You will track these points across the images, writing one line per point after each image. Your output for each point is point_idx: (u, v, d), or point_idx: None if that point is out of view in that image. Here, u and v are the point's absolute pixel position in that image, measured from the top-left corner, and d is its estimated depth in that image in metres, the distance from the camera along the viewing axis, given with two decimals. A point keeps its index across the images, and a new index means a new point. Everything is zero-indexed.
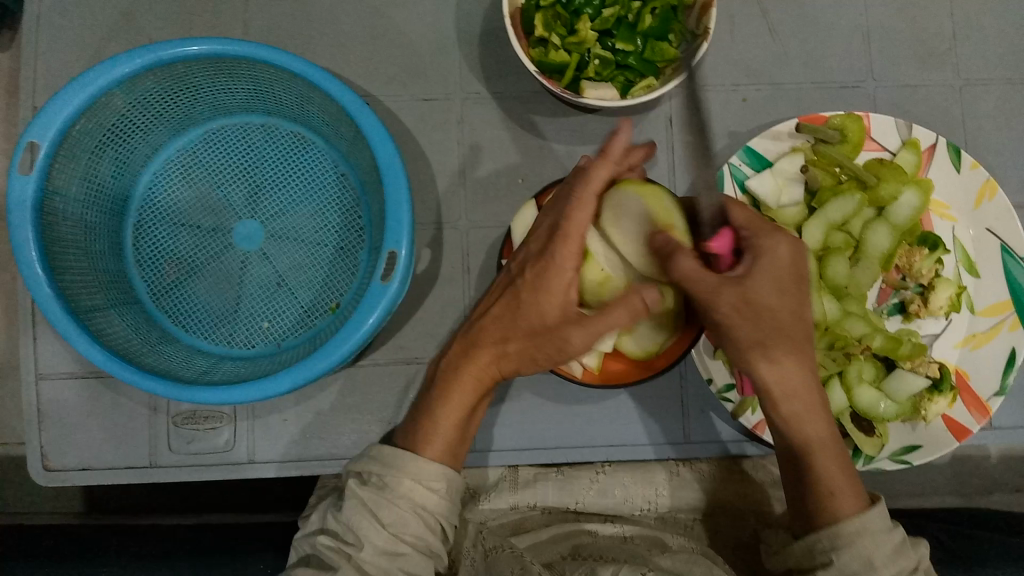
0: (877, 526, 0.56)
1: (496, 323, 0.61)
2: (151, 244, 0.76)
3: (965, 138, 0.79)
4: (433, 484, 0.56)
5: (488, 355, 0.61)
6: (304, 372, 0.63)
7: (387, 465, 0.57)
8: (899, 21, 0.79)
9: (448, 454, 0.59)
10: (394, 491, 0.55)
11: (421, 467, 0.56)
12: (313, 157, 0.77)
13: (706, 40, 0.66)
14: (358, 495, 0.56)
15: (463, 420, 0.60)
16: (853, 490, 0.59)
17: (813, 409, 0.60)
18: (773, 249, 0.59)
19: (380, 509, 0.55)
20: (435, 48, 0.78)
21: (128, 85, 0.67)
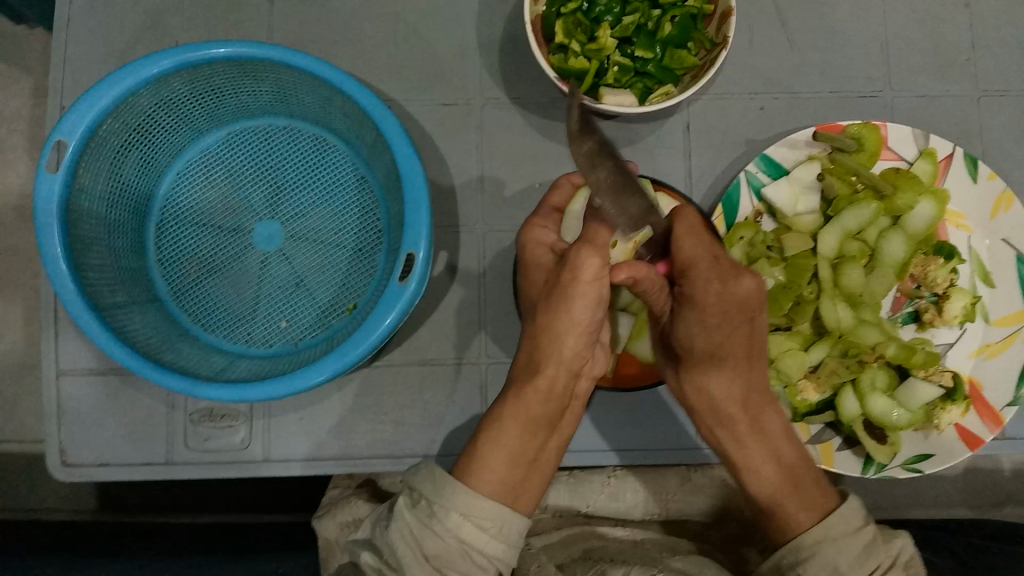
0: (837, 532, 0.57)
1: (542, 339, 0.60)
2: (172, 243, 0.77)
3: (981, 148, 0.79)
4: (483, 521, 0.56)
5: (545, 372, 0.60)
6: (329, 367, 0.64)
7: (437, 491, 0.57)
8: (918, 31, 0.80)
9: (504, 483, 0.58)
10: (442, 523, 0.55)
11: (473, 505, 0.56)
12: (333, 159, 0.78)
13: (725, 48, 0.68)
14: (406, 519, 0.56)
15: (520, 451, 0.60)
16: (804, 506, 0.60)
17: (753, 430, 0.63)
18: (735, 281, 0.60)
19: (425, 539, 0.55)
20: (455, 53, 0.79)
21: (154, 85, 0.68)
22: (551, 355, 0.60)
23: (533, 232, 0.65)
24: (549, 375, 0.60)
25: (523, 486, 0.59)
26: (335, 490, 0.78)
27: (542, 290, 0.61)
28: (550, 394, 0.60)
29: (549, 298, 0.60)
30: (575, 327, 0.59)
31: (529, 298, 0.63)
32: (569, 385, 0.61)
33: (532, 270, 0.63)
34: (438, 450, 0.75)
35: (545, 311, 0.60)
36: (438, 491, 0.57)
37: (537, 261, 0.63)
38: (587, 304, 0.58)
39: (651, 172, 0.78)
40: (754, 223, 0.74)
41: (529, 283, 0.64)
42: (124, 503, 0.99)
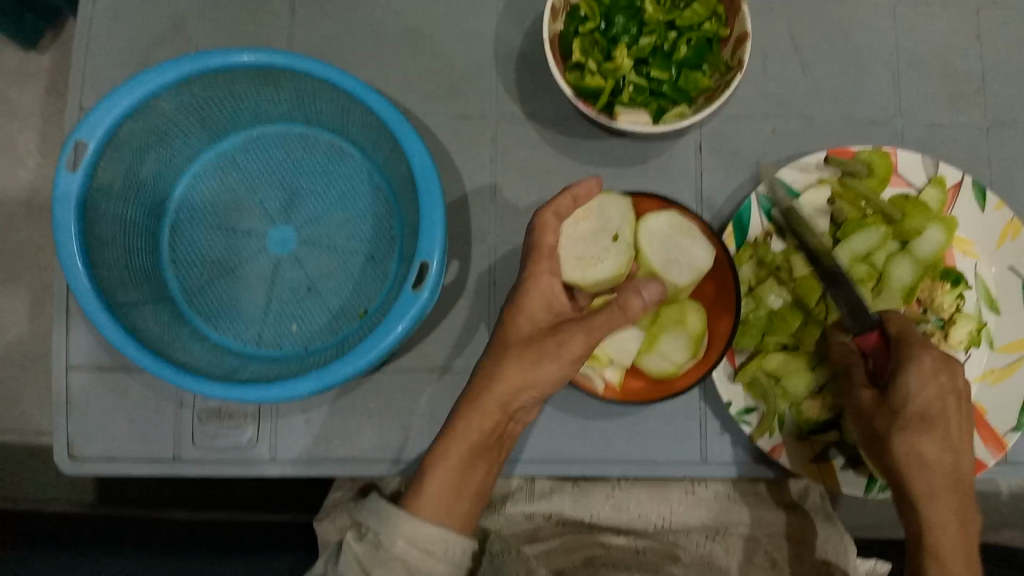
0: None
1: (496, 382, 0.61)
2: (186, 244, 0.78)
3: (990, 177, 0.80)
4: (432, 547, 0.60)
5: (490, 408, 0.62)
6: (311, 384, 0.64)
7: (383, 522, 0.61)
8: (929, 60, 0.81)
9: (445, 510, 0.62)
10: (390, 552, 0.60)
11: (418, 533, 0.60)
12: (349, 167, 0.79)
13: (739, 72, 0.69)
14: (353, 551, 0.61)
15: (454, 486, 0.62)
16: None
17: (948, 494, 0.62)
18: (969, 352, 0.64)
19: (374, 566, 0.59)
20: (473, 66, 0.80)
21: (175, 88, 0.69)
22: (506, 393, 0.61)
23: (537, 275, 0.63)
24: (492, 417, 0.62)
25: (459, 516, 0.62)
26: (338, 491, 0.78)
27: (523, 340, 0.62)
28: (491, 435, 0.63)
29: (526, 351, 0.61)
30: (530, 386, 0.61)
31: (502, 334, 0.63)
32: (507, 423, 0.64)
33: (513, 311, 0.63)
34: None
35: (516, 359, 0.61)
36: (385, 522, 0.61)
37: (529, 307, 0.62)
38: (553, 374, 0.60)
39: (663, 190, 0.78)
40: (764, 243, 0.74)
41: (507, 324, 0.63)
42: (123, 501, 0.99)
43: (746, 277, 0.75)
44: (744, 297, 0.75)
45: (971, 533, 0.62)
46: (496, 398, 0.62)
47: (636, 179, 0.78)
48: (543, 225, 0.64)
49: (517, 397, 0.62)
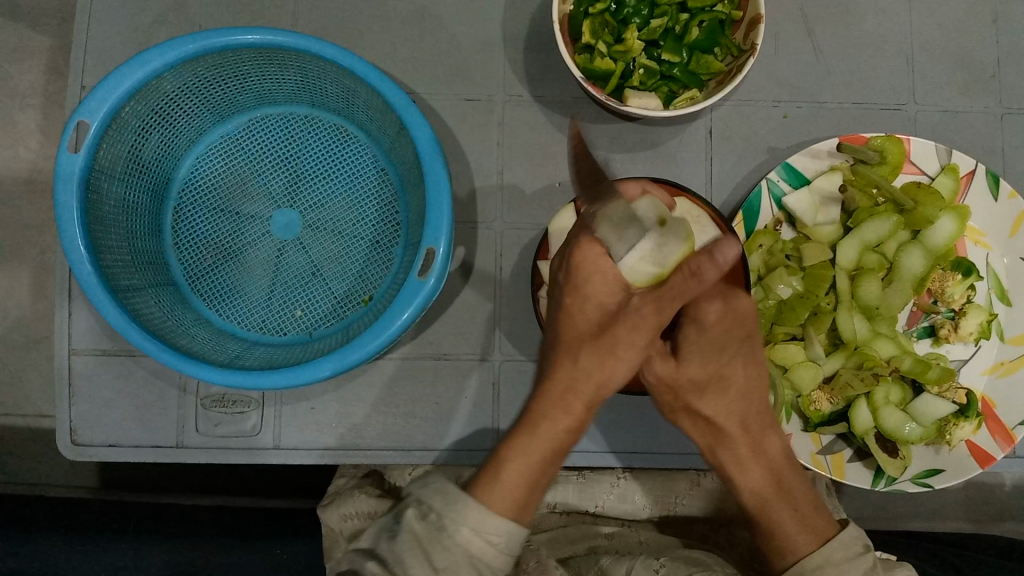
0: (837, 557, 0.57)
1: (580, 381, 0.55)
2: (189, 227, 0.77)
3: (1002, 166, 0.79)
4: (494, 537, 0.52)
5: (574, 406, 0.55)
6: (334, 363, 0.64)
7: (449, 502, 0.52)
8: (944, 46, 0.79)
9: (519, 506, 0.54)
10: (451, 536, 0.51)
11: (483, 520, 0.52)
12: (354, 150, 0.78)
13: (752, 56, 0.67)
14: (415, 530, 0.51)
15: (531, 477, 0.55)
16: (802, 528, 0.58)
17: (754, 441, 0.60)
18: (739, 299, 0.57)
19: (434, 551, 0.50)
20: (480, 48, 0.79)
21: (178, 69, 0.68)
22: (581, 385, 0.55)
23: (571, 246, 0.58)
24: (572, 412, 0.55)
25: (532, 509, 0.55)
26: (341, 478, 0.75)
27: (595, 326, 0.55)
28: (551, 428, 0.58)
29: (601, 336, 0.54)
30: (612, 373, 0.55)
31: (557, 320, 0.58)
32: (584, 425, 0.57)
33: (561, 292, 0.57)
34: (446, 444, 0.75)
35: (593, 350, 0.54)
36: (450, 503, 0.52)
37: (593, 286, 0.54)
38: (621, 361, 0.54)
39: (672, 176, 0.77)
40: (774, 231, 0.74)
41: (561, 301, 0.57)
42: (126, 484, 0.99)
43: (755, 265, 0.74)
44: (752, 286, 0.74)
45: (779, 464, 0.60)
46: (580, 391, 0.55)
47: (645, 165, 0.77)
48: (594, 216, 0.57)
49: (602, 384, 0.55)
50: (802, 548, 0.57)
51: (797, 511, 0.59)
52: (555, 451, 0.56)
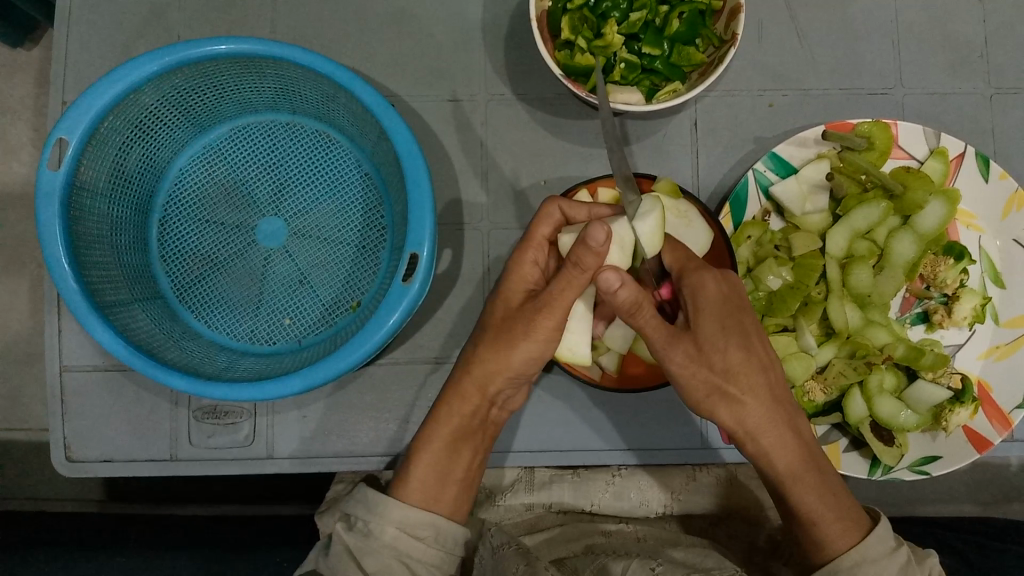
0: (873, 553, 0.58)
1: (485, 374, 0.63)
2: (176, 238, 0.77)
3: (994, 147, 0.78)
4: (418, 532, 0.60)
5: (471, 393, 0.64)
6: (308, 378, 0.63)
7: (371, 510, 0.59)
8: (930, 27, 0.78)
9: (432, 497, 0.62)
10: (381, 540, 0.58)
11: (406, 517, 0.59)
12: (337, 156, 0.77)
13: (734, 46, 0.66)
14: (345, 542, 0.58)
15: (450, 465, 0.64)
16: (839, 515, 0.60)
17: (781, 436, 0.61)
18: (699, 285, 0.60)
19: (364, 556, 0.57)
20: (461, 47, 0.78)
21: (156, 82, 0.68)
22: (491, 366, 0.63)
23: (556, 289, 0.58)
24: (473, 402, 0.64)
25: (456, 502, 0.63)
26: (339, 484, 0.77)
27: (500, 321, 0.63)
28: (473, 418, 0.65)
29: (500, 331, 0.62)
30: (506, 369, 0.62)
31: (494, 343, 0.62)
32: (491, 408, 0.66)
33: (518, 317, 0.61)
34: None
35: (490, 343, 0.63)
36: (372, 509, 0.59)
37: (512, 293, 0.63)
38: (529, 358, 0.62)
39: (657, 169, 0.77)
40: (762, 222, 0.73)
41: (512, 325, 0.62)
42: (129, 494, 0.99)
43: (744, 257, 0.73)
44: (743, 277, 0.73)
45: (803, 448, 0.62)
46: (473, 382, 0.64)
47: (630, 160, 0.77)
48: (542, 216, 0.64)
49: (500, 378, 0.63)
50: (847, 541, 0.59)
51: (829, 494, 0.60)
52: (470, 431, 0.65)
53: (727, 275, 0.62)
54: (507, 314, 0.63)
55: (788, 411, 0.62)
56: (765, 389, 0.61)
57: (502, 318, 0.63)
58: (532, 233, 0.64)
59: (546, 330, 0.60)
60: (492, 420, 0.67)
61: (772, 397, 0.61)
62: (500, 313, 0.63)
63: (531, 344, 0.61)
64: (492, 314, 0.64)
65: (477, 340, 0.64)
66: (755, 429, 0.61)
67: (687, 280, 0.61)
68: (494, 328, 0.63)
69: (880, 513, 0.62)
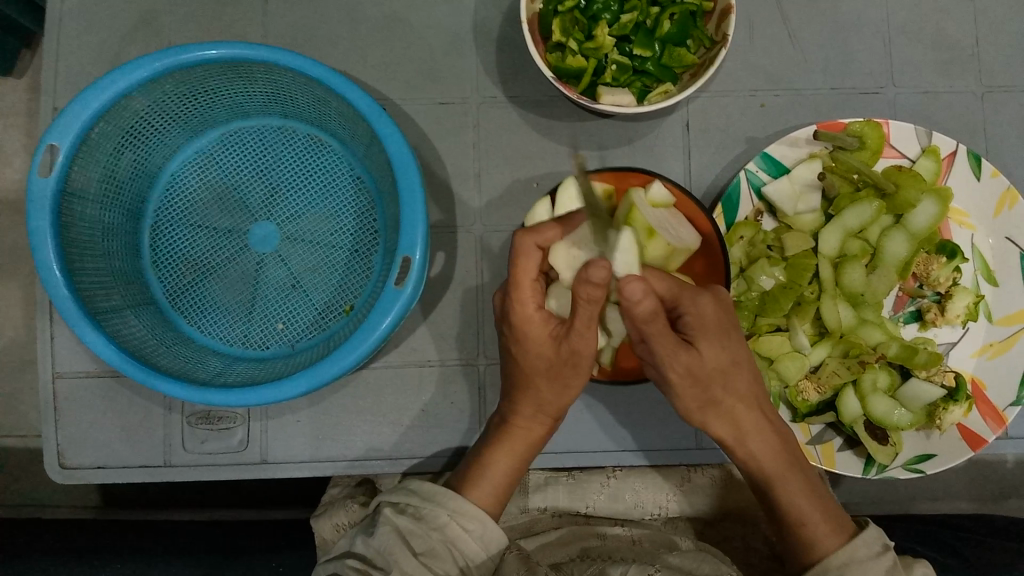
0: (861, 554, 0.59)
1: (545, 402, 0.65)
2: (168, 244, 0.77)
3: (986, 145, 0.78)
4: (467, 524, 0.61)
5: (543, 417, 0.66)
6: (303, 382, 0.63)
7: (425, 498, 0.62)
8: (921, 26, 0.78)
9: (497, 500, 0.65)
10: (431, 523, 0.60)
11: (459, 505, 0.62)
12: (328, 159, 0.77)
13: (724, 47, 0.66)
14: (394, 522, 0.59)
15: (511, 474, 0.66)
16: (828, 521, 0.61)
17: (769, 443, 0.63)
18: (699, 309, 0.60)
19: (413, 537, 0.58)
20: (453, 50, 0.78)
21: (146, 88, 0.67)
22: (550, 400, 0.64)
23: (579, 322, 0.58)
24: (544, 423, 0.66)
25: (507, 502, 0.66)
26: (335, 488, 0.76)
27: (543, 366, 0.63)
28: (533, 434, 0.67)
29: (551, 372, 0.63)
30: (564, 400, 0.64)
31: (545, 379, 0.63)
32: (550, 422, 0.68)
33: (562, 362, 0.62)
34: (437, 450, 0.75)
35: (545, 382, 0.64)
36: (429, 497, 0.62)
37: (532, 335, 0.62)
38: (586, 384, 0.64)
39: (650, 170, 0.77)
40: (755, 222, 0.73)
41: (560, 368, 0.62)
42: (125, 500, 0.99)
43: (737, 258, 0.73)
44: (735, 278, 0.73)
45: (791, 450, 0.64)
46: (545, 411, 0.65)
47: (623, 162, 0.77)
48: (522, 254, 0.59)
49: (557, 404, 0.65)
50: (836, 541, 0.60)
51: (814, 495, 0.63)
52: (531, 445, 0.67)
53: (717, 289, 0.62)
54: (546, 358, 0.62)
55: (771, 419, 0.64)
56: (751, 396, 0.63)
57: (544, 362, 0.63)
58: (518, 278, 0.60)
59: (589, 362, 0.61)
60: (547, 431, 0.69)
61: (759, 405, 0.64)
62: (534, 354, 0.63)
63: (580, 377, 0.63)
64: (531, 366, 0.63)
65: (522, 382, 0.65)
66: (743, 433, 0.63)
67: (685, 306, 0.60)
68: (541, 374, 0.63)
69: (866, 520, 0.64)
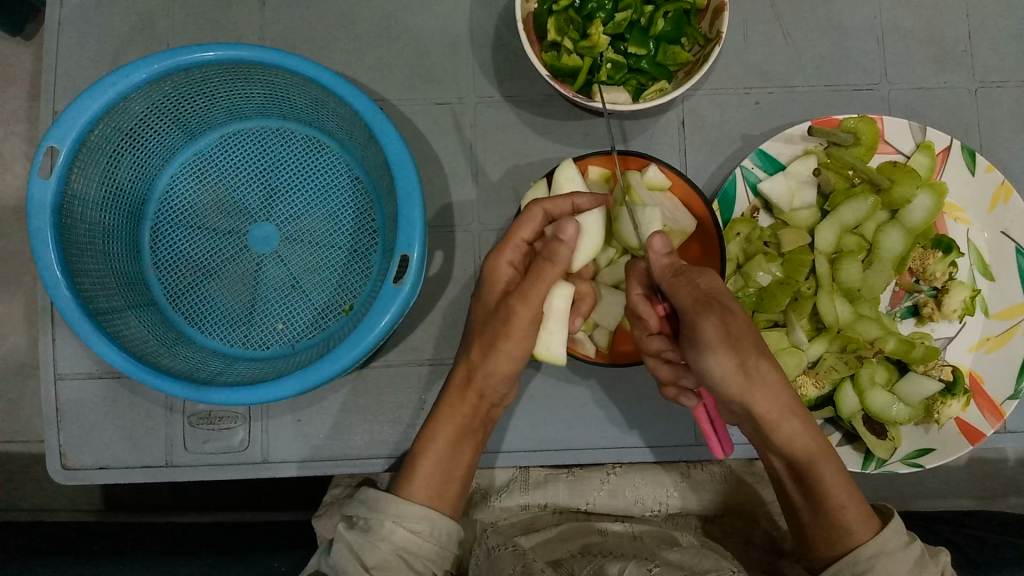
0: (891, 545, 0.60)
1: (473, 370, 0.65)
2: (167, 246, 0.77)
3: (980, 140, 0.78)
4: (415, 525, 0.61)
5: (469, 397, 0.65)
6: (300, 380, 0.64)
7: (371, 508, 0.61)
8: (913, 23, 0.79)
9: (436, 494, 0.64)
10: (379, 534, 0.60)
11: (403, 510, 0.61)
12: (327, 160, 0.78)
13: (718, 44, 0.67)
14: (345, 538, 0.59)
15: (445, 463, 0.65)
16: (860, 509, 0.62)
17: (802, 422, 0.63)
18: (712, 278, 0.62)
19: (364, 551, 0.58)
20: (449, 50, 0.78)
21: (145, 90, 0.68)
22: (478, 363, 0.64)
23: (531, 287, 0.60)
24: (471, 401, 0.66)
25: (453, 498, 0.65)
26: (336, 488, 0.77)
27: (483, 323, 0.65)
28: (472, 417, 0.66)
29: (485, 330, 0.64)
30: (495, 372, 0.64)
31: (485, 340, 0.64)
32: (488, 407, 0.67)
33: (496, 318, 0.63)
34: None
35: (479, 345, 0.64)
36: (373, 507, 0.61)
37: (491, 292, 0.65)
38: (514, 357, 0.63)
39: None
40: (751, 219, 0.74)
41: (495, 326, 0.63)
42: (126, 504, 0.99)
43: (734, 254, 0.74)
44: (732, 274, 0.74)
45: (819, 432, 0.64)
46: (472, 386, 0.65)
47: None
48: (526, 216, 0.63)
49: (487, 381, 0.65)
50: (871, 526, 0.61)
51: (847, 481, 0.63)
52: (468, 432, 0.66)
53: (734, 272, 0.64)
54: (488, 319, 0.64)
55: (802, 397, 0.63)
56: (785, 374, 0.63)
57: (484, 323, 0.64)
58: (511, 236, 0.64)
59: (521, 321, 0.61)
60: (490, 417, 0.68)
61: (789, 380, 0.63)
62: (483, 317, 0.65)
63: (513, 344, 0.62)
64: (475, 319, 0.66)
65: (469, 344, 0.65)
66: (786, 409, 0.62)
67: (704, 278, 0.61)
68: (479, 330, 0.65)
69: (888, 506, 0.65)
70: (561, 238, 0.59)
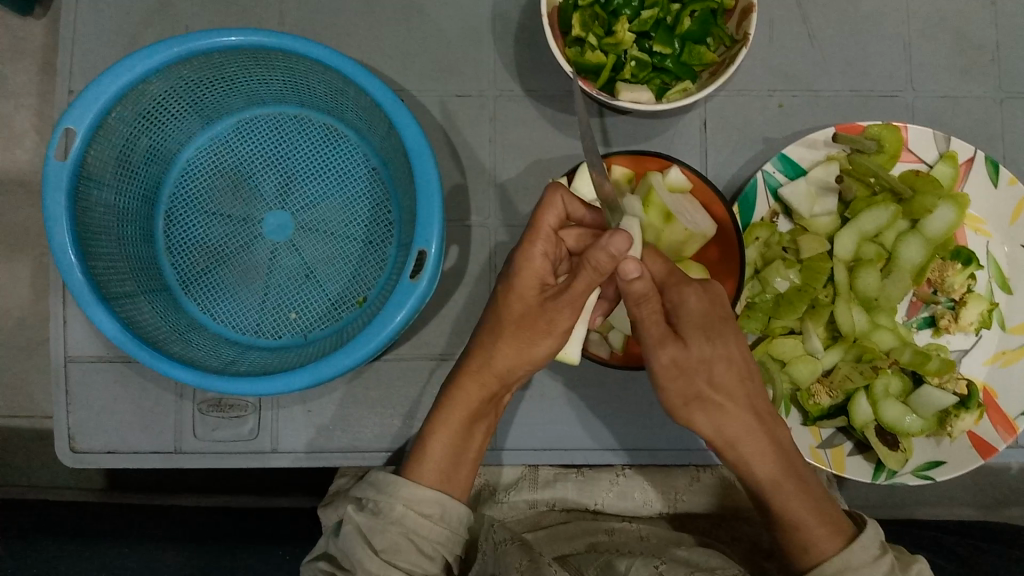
0: (857, 560, 0.57)
1: (494, 357, 0.64)
2: (181, 230, 0.76)
3: (1003, 152, 0.78)
4: (426, 509, 0.61)
5: (487, 381, 0.65)
6: (312, 373, 0.63)
7: (380, 491, 0.61)
8: (942, 30, 0.78)
9: (448, 477, 0.64)
10: (390, 517, 0.60)
11: (414, 493, 0.61)
12: (344, 150, 0.77)
13: (745, 45, 0.66)
14: (355, 521, 0.59)
15: (457, 445, 0.65)
16: (826, 528, 0.59)
17: (761, 450, 0.61)
18: (681, 300, 0.60)
19: (374, 536, 0.59)
20: (470, 42, 0.78)
21: (164, 73, 0.67)
22: (509, 355, 0.63)
23: (577, 284, 0.57)
24: (490, 386, 0.65)
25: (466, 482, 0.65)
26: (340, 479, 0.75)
27: (518, 317, 0.61)
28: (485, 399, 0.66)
29: (519, 325, 0.62)
30: (524, 360, 0.63)
31: (519, 330, 0.62)
32: (502, 393, 0.67)
33: (537, 316, 0.60)
34: None
35: (508, 338, 0.62)
36: (384, 491, 0.61)
37: (522, 282, 0.60)
38: (550, 351, 0.63)
39: None
40: (770, 224, 0.73)
41: (530, 324, 0.61)
42: (128, 485, 0.99)
43: (752, 258, 0.73)
44: (750, 279, 0.73)
45: (788, 451, 0.63)
46: (492, 371, 0.64)
47: None
48: (547, 205, 0.60)
49: (512, 370, 0.64)
50: (831, 545, 0.59)
51: (812, 501, 0.60)
52: (476, 417, 0.66)
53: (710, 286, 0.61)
54: (519, 317, 0.61)
55: (766, 421, 0.62)
56: (744, 400, 0.62)
57: (515, 319, 0.61)
58: (539, 223, 0.60)
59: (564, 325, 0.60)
60: (502, 399, 0.68)
61: (753, 406, 0.62)
62: (509, 315, 0.62)
63: (551, 338, 0.62)
64: (507, 307, 0.62)
65: (493, 331, 0.63)
66: (736, 438, 0.62)
67: (668, 293, 0.60)
68: (511, 324, 0.62)
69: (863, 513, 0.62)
70: (607, 249, 0.53)
